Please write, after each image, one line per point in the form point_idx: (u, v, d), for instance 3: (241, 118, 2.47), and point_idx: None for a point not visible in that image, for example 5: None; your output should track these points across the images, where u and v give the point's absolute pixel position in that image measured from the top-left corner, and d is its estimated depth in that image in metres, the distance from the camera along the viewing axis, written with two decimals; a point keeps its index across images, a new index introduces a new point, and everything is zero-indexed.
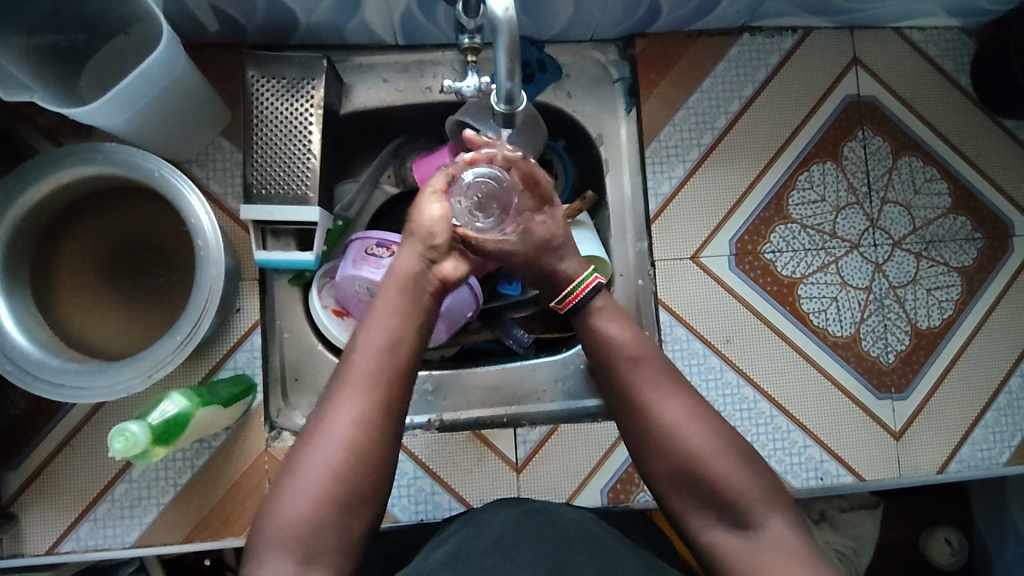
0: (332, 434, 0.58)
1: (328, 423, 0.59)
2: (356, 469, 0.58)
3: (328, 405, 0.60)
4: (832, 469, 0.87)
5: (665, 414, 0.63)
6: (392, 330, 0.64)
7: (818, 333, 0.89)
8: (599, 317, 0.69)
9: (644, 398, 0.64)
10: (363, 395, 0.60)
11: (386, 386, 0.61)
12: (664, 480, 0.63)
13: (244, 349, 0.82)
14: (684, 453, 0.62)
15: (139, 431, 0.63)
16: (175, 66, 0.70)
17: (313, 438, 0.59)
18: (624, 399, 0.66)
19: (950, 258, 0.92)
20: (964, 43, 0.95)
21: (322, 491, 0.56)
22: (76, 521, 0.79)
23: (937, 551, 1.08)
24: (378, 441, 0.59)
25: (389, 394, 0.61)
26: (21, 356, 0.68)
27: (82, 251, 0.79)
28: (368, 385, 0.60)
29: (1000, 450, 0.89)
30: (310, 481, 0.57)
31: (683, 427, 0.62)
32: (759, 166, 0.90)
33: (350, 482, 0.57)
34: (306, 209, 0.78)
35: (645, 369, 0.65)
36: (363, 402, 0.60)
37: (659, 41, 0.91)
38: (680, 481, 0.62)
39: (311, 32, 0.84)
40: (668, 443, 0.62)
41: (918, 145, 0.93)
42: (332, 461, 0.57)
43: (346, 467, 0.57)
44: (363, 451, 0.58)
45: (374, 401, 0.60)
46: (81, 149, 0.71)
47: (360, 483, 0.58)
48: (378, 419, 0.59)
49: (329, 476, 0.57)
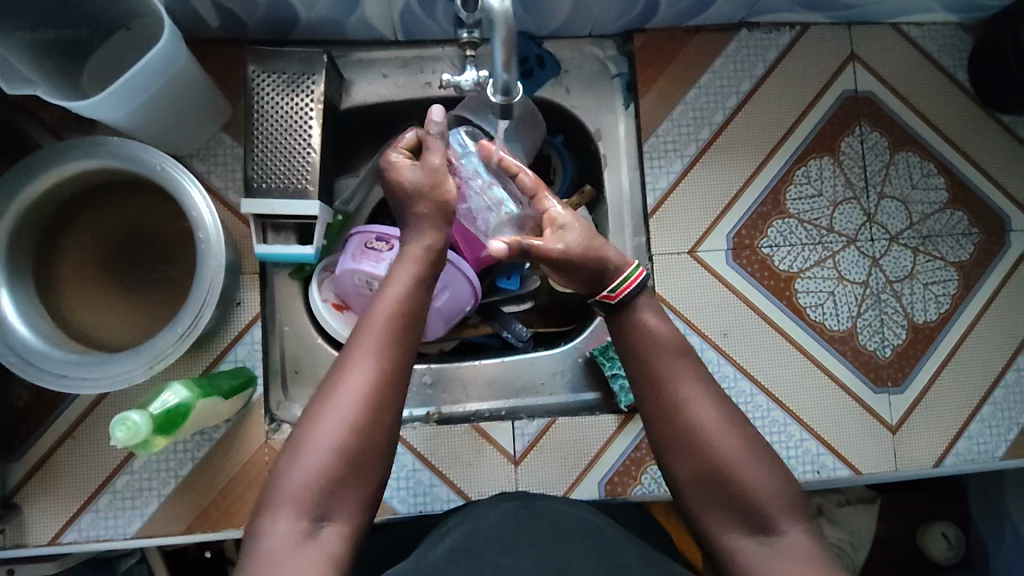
0: (343, 399, 0.58)
1: (340, 388, 0.58)
2: (360, 448, 0.57)
3: (340, 371, 0.59)
4: (828, 462, 0.88)
5: (698, 413, 0.62)
6: (407, 300, 0.63)
7: (815, 327, 0.89)
8: (636, 317, 0.68)
9: (680, 395, 0.63)
10: (370, 369, 0.59)
11: (392, 361, 0.60)
12: (687, 477, 0.62)
13: (245, 342, 0.83)
14: (709, 454, 0.61)
15: (141, 421, 0.63)
16: (176, 60, 0.71)
17: (324, 403, 0.58)
18: (655, 394, 0.64)
19: (947, 252, 0.92)
20: (961, 39, 0.95)
21: (325, 468, 0.56)
22: (78, 512, 0.80)
23: (934, 546, 1.08)
24: (382, 419, 0.59)
25: (399, 364, 0.61)
26: (24, 347, 0.69)
27: (84, 244, 0.80)
28: (381, 352, 0.60)
29: (996, 444, 0.89)
30: (311, 462, 0.56)
31: (716, 429, 0.61)
32: (756, 162, 0.91)
33: (352, 461, 0.57)
34: (306, 202, 0.79)
35: (682, 368, 0.65)
36: (370, 376, 0.59)
37: (657, 37, 0.91)
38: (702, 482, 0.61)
39: (311, 28, 0.85)
40: (695, 441, 0.61)
41: (915, 141, 0.93)
42: (342, 428, 0.57)
43: (354, 434, 0.57)
44: (372, 420, 0.58)
45: (381, 376, 0.59)
46: (83, 143, 0.71)
47: (360, 468, 0.58)
48: (388, 387, 0.59)
49: (333, 455, 0.56)
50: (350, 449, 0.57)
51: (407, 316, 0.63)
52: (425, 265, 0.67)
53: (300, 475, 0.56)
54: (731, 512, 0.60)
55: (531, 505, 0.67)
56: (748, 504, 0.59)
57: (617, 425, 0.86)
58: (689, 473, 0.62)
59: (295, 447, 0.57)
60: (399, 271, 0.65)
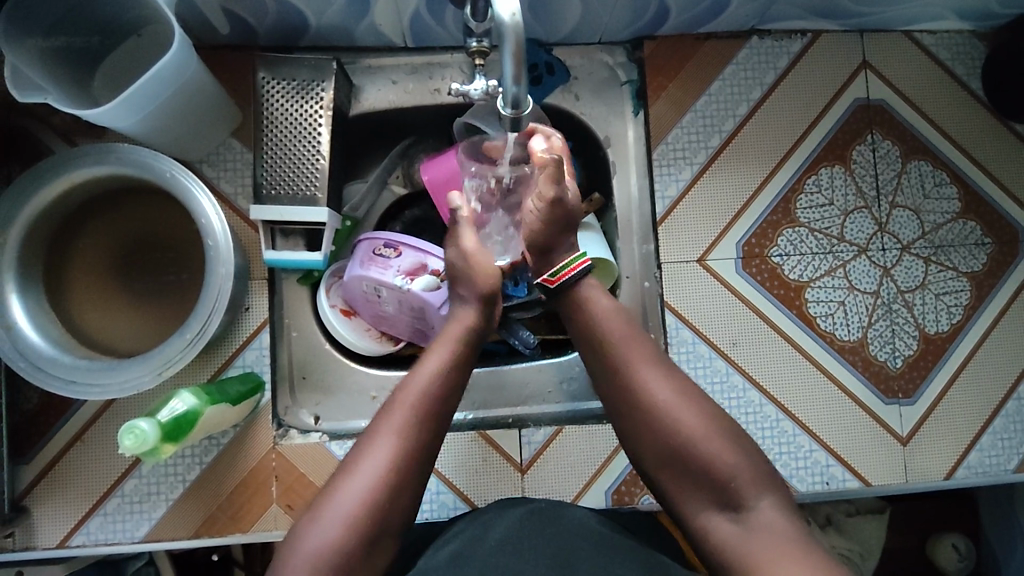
0: (361, 476, 0.59)
1: (360, 463, 0.60)
2: (374, 516, 0.58)
3: (363, 445, 0.61)
4: (838, 474, 0.87)
5: (654, 392, 0.64)
6: (438, 381, 0.65)
7: (825, 337, 0.89)
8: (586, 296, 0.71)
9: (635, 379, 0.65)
10: (408, 432, 0.61)
11: (416, 441, 0.61)
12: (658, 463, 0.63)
13: (253, 347, 0.83)
14: (674, 433, 0.62)
15: (148, 429, 0.64)
16: (186, 68, 0.71)
17: (343, 478, 0.59)
18: (612, 378, 0.67)
19: (960, 262, 0.91)
20: (976, 46, 0.94)
21: (356, 524, 0.57)
22: (87, 515, 0.80)
23: (944, 557, 1.07)
24: (397, 498, 0.59)
25: (419, 446, 0.61)
26: (35, 354, 0.69)
27: (95, 249, 0.80)
28: (405, 431, 0.61)
29: (1008, 456, 0.88)
30: (340, 513, 0.57)
31: (673, 405, 0.63)
32: (767, 170, 0.90)
33: (380, 519, 0.58)
34: (314, 209, 0.79)
35: (635, 348, 0.67)
36: (403, 440, 0.61)
37: (667, 44, 0.91)
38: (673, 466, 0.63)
39: (321, 35, 0.85)
40: (654, 423, 0.63)
41: (927, 149, 0.92)
42: (356, 503, 0.58)
43: (367, 509, 0.58)
44: (384, 500, 0.59)
45: (417, 439, 0.61)
46: (93, 150, 0.72)
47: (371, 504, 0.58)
48: (406, 467, 0.60)
49: (354, 513, 0.57)
50: (382, 507, 0.59)
51: (442, 385, 0.64)
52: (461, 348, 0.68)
53: (326, 522, 0.57)
54: (701, 488, 0.61)
55: (539, 514, 0.66)
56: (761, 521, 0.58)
57: None
58: (654, 452, 0.64)
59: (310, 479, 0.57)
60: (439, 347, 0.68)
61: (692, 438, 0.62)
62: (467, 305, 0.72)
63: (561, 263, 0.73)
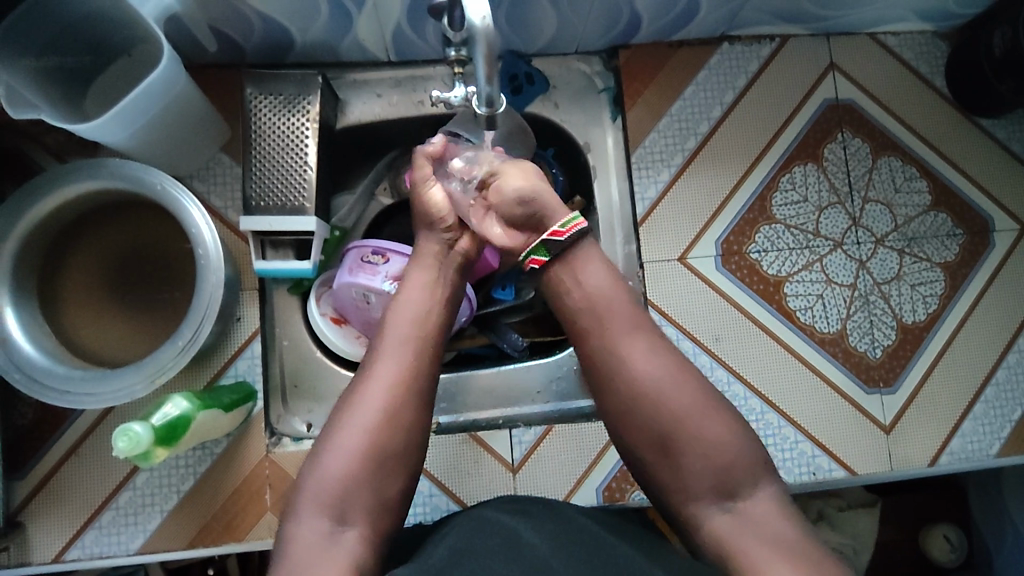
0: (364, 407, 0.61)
1: (362, 396, 0.62)
2: (383, 445, 0.60)
3: (362, 380, 0.63)
4: (824, 464, 0.88)
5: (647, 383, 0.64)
6: (420, 310, 0.68)
7: (805, 329, 0.91)
8: (582, 254, 0.70)
9: (618, 354, 0.65)
10: (402, 354, 0.64)
11: (414, 366, 0.64)
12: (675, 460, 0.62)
13: (244, 357, 0.84)
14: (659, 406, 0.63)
15: (142, 432, 0.65)
16: (176, 83, 0.73)
17: (345, 414, 0.61)
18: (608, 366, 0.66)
19: (933, 253, 0.94)
20: (938, 46, 0.98)
21: (361, 450, 0.59)
22: (82, 528, 0.81)
23: (937, 548, 1.08)
24: (404, 424, 0.61)
25: (416, 369, 0.64)
26: (29, 364, 0.71)
27: (88, 264, 0.82)
28: (401, 358, 0.64)
29: (990, 442, 0.90)
30: (346, 445, 0.59)
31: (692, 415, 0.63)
32: (742, 170, 0.93)
33: (391, 437, 0.60)
34: (302, 218, 0.81)
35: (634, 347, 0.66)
36: (400, 367, 0.63)
37: (642, 52, 0.94)
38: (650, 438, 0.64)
39: (306, 51, 0.88)
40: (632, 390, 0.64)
41: (897, 146, 0.95)
42: (362, 438, 0.60)
43: (376, 442, 0.60)
44: (391, 426, 0.61)
45: (411, 363, 0.64)
46: (86, 165, 0.74)
47: (384, 443, 0.60)
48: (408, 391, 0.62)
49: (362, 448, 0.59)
50: (388, 428, 0.60)
51: (425, 312, 0.68)
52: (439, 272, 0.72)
53: (334, 460, 0.59)
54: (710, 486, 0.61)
55: (530, 510, 0.67)
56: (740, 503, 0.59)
57: None
58: (630, 421, 0.64)
59: (332, 439, 0.60)
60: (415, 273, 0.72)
61: (679, 413, 0.63)
62: (436, 236, 0.73)
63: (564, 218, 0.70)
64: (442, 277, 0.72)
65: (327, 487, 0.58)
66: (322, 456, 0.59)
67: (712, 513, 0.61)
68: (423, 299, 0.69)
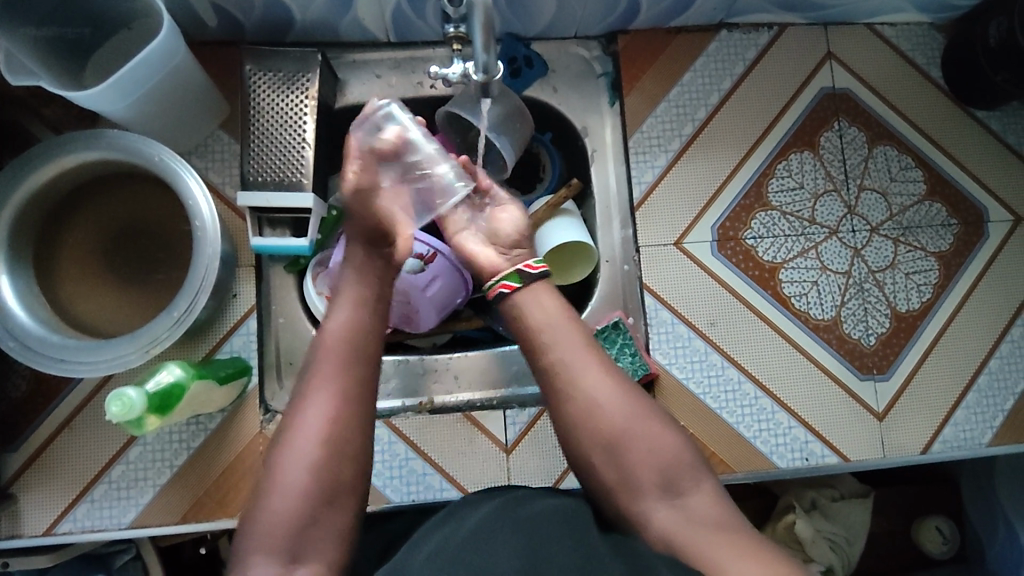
0: (299, 448, 0.58)
1: (295, 437, 0.58)
2: (325, 483, 0.57)
3: (293, 417, 0.60)
4: (817, 449, 0.89)
5: (590, 385, 0.63)
6: (349, 332, 0.64)
7: (800, 316, 0.91)
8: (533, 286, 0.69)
9: (565, 366, 0.64)
10: (331, 382, 0.61)
11: (348, 393, 0.61)
12: (612, 465, 0.62)
13: (240, 333, 0.85)
14: (608, 414, 0.62)
15: (136, 397, 0.64)
16: (175, 54, 0.73)
17: (280, 458, 0.58)
18: (549, 371, 0.65)
19: (927, 242, 0.94)
20: (934, 37, 0.99)
21: (306, 484, 0.57)
22: (74, 502, 0.81)
23: (929, 540, 1.09)
24: (344, 457, 0.59)
25: (350, 398, 0.60)
26: (23, 333, 0.71)
27: (85, 237, 0.82)
28: (333, 389, 0.60)
29: (982, 430, 0.90)
30: (287, 487, 0.57)
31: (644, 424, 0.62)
32: (738, 156, 0.93)
33: (332, 475, 0.58)
34: (300, 195, 0.81)
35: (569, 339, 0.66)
36: (333, 398, 0.60)
37: (641, 38, 0.95)
38: (597, 447, 0.62)
39: (306, 29, 0.88)
40: (583, 402, 0.63)
41: (892, 135, 0.96)
42: (300, 481, 0.57)
43: (316, 482, 0.57)
44: (329, 463, 0.58)
45: (343, 386, 0.61)
46: (84, 135, 0.74)
47: (328, 481, 0.58)
48: (343, 421, 0.59)
49: (303, 492, 0.57)
50: (331, 451, 0.58)
51: (353, 334, 0.64)
52: (364, 290, 0.68)
53: (276, 503, 0.56)
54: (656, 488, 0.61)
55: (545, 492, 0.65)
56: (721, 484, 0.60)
57: None
58: (579, 437, 0.63)
59: (275, 483, 0.57)
60: (343, 294, 0.67)
61: (629, 422, 0.62)
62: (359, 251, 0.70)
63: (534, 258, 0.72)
64: (371, 297, 0.67)
65: (273, 526, 0.56)
66: (266, 498, 0.57)
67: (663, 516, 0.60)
68: (350, 310, 0.66)
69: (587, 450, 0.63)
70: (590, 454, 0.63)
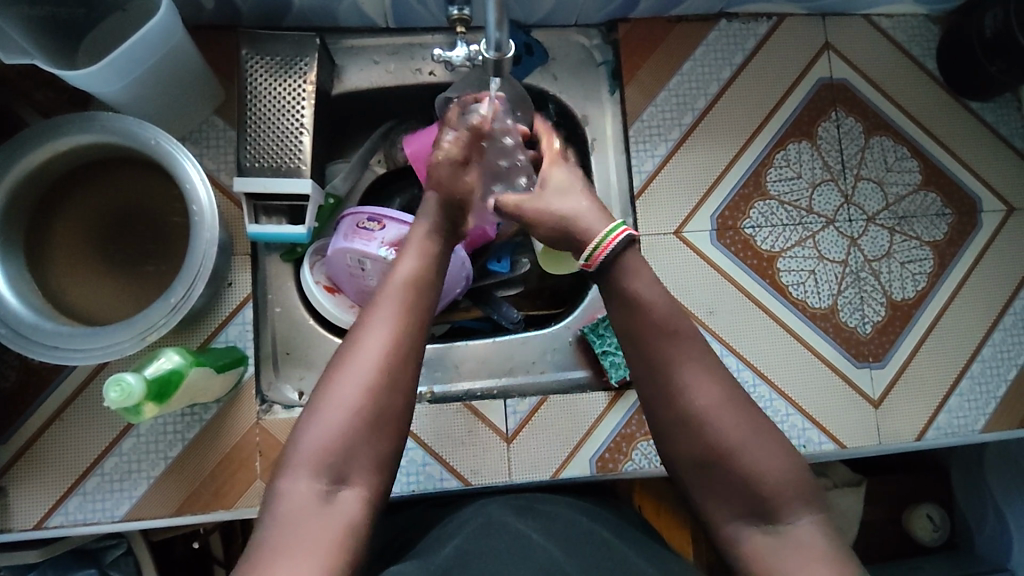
0: (347, 381, 0.56)
1: (345, 371, 0.57)
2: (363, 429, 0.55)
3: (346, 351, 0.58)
4: (814, 437, 0.89)
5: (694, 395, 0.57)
6: (416, 275, 0.63)
7: (797, 304, 0.92)
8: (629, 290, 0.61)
9: (674, 374, 0.58)
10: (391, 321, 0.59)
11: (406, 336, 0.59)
12: (702, 475, 0.58)
13: (236, 322, 0.83)
14: (707, 434, 0.57)
15: (135, 382, 0.63)
16: (172, 35, 0.72)
17: (327, 390, 0.56)
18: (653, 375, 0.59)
19: (923, 232, 0.95)
20: (930, 29, 1.00)
21: (347, 420, 0.55)
22: (66, 494, 0.79)
23: (920, 528, 1.10)
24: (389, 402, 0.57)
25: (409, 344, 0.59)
26: (15, 320, 0.69)
27: (77, 224, 0.80)
28: (392, 331, 0.58)
29: (975, 417, 0.92)
30: (327, 420, 0.55)
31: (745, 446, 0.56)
32: (737, 146, 0.94)
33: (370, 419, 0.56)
34: (298, 181, 0.80)
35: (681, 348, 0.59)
36: (390, 338, 0.58)
37: (641, 26, 0.95)
38: (694, 457, 0.57)
39: (304, 14, 0.87)
40: (686, 409, 0.57)
41: (888, 125, 0.97)
42: (344, 414, 0.55)
43: (358, 419, 0.55)
44: (374, 404, 0.56)
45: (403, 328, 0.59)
46: (77, 118, 0.72)
47: (368, 427, 0.56)
48: (396, 363, 0.57)
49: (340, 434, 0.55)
50: (378, 394, 0.56)
51: (419, 277, 0.63)
52: (433, 242, 0.67)
53: (314, 437, 0.55)
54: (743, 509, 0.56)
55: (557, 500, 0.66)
56: (770, 495, 0.55)
57: (608, 402, 0.87)
58: (672, 440, 0.59)
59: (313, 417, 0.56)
60: (412, 242, 0.66)
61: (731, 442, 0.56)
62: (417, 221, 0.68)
63: (597, 237, 0.63)
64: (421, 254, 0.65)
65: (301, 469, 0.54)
66: (304, 433, 0.55)
67: (751, 534, 0.56)
68: (417, 260, 0.64)
69: (682, 463, 0.59)
70: (679, 464, 0.59)
